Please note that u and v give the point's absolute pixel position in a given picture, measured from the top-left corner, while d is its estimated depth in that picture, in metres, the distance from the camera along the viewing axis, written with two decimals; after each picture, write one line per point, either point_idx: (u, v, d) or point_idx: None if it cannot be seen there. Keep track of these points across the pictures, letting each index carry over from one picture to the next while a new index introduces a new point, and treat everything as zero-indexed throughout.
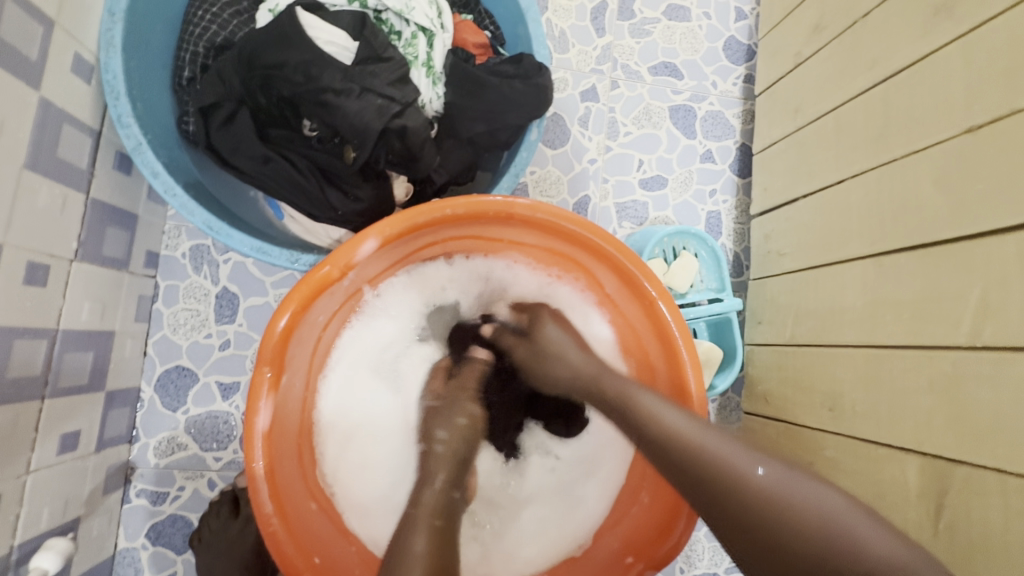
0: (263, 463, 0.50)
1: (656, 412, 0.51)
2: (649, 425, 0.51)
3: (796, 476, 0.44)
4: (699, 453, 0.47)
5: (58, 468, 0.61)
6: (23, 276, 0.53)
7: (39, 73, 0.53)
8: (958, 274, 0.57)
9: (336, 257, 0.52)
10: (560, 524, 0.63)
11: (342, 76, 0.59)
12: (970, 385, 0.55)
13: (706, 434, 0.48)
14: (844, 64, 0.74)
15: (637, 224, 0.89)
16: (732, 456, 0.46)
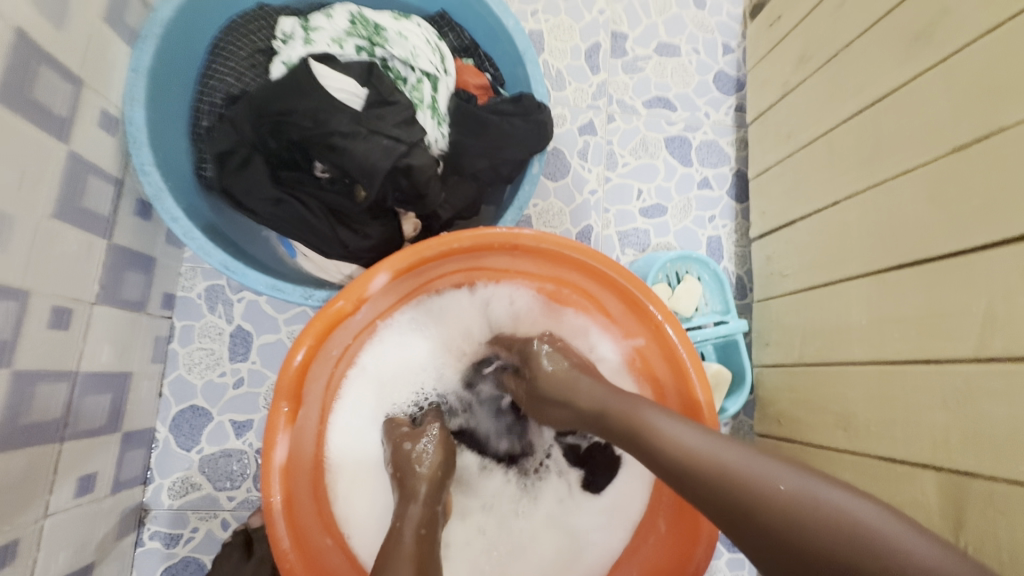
0: (279, 500, 0.51)
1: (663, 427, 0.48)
2: (659, 443, 0.48)
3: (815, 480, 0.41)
4: (722, 470, 0.43)
5: (73, 512, 0.61)
6: (48, 320, 0.55)
7: (67, 127, 0.56)
8: (959, 289, 0.58)
9: (349, 292, 0.54)
10: (570, 561, 0.62)
11: (351, 120, 0.62)
12: (980, 400, 0.55)
13: (722, 447, 0.45)
14: (831, 91, 0.77)
15: (639, 251, 0.91)
16: (750, 467, 0.43)
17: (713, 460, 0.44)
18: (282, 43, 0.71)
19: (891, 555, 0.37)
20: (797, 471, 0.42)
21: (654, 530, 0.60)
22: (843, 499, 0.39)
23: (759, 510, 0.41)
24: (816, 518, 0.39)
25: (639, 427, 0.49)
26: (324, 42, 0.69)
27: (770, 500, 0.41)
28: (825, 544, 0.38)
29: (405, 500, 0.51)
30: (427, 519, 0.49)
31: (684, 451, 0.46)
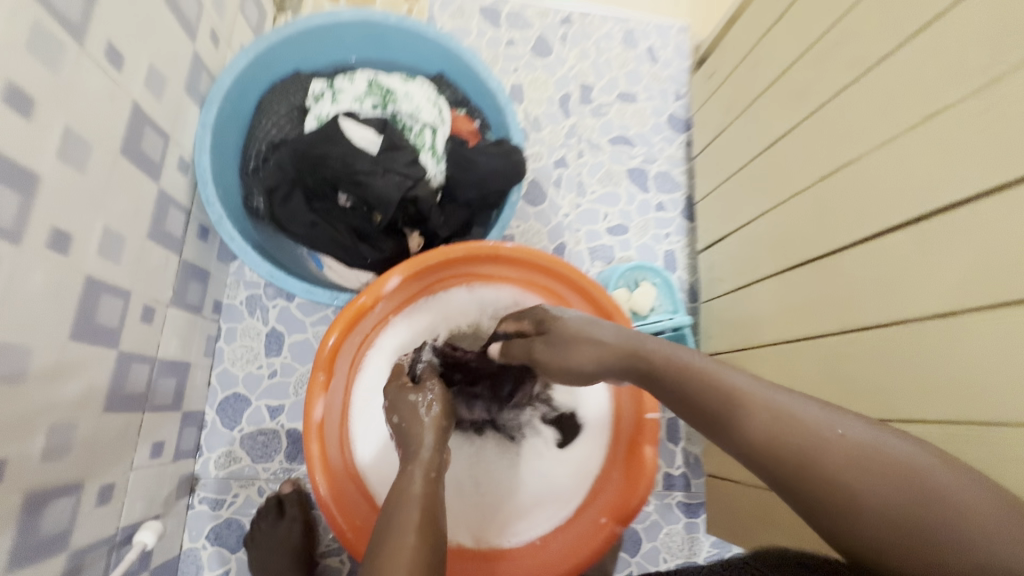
0: (317, 447, 0.67)
1: (717, 372, 0.50)
2: (711, 384, 0.50)
3: (873, 430, 0.43)
4: (778, 413, 0.45)
5: (146, 471, 0.76)
6: (142, 315, 0.72)
7: (159, 170, 0.74)
8: (816, 282, 0.72)
9: (370, 290, 0.71)
10: (543, 506, 0.78)
11: (371, 161, 0.80)
12: (835, 364, 0.68)
13: (774, 393, 0.47)
14: (743, 133, 0.95)
15: (606, 263, 1.09)
16: (806, 414, 0.45)
17: (771, 402, 0.46)
18: (313, 101, 0.91)
19: (949, 501, 0.39)
20: (861, 423, 0.44)
21: (610, 479, 0.77)
22: (901, 449, 0.42)
23: (823, 451, 0.42)
24: (877, 465, 0.41)
25: (690, 371, 0.52)
26: (347, 99, 0.89)
27: (829, 442, 0.43)
28: (883, 486, 0.40)
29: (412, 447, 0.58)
30: (432, 463, 0.56)
31: (736, 391, 0.48)
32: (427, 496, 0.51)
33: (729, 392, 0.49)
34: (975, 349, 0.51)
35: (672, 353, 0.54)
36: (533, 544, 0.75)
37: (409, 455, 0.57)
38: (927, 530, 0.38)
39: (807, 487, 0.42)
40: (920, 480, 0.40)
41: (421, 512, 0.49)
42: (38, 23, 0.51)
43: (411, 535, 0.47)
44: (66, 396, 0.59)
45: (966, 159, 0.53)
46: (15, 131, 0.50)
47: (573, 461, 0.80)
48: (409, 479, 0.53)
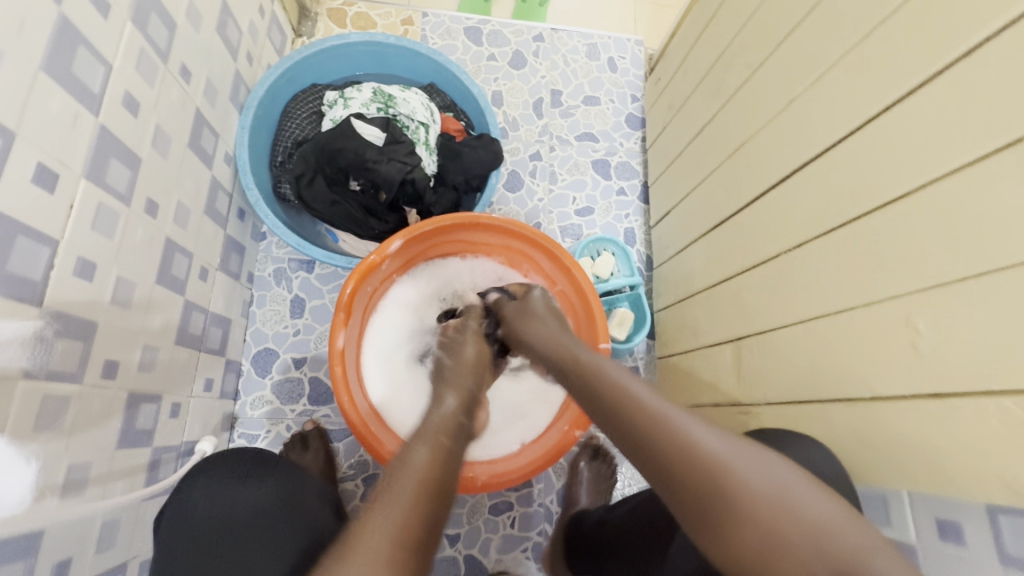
0: (339, 370, 0.86)
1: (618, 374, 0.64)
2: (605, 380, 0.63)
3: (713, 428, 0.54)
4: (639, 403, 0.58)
5: (201, 401, 0.95)
6: (200, 275, 0.92)
7: (212, 161, 0.94)
8: (728, 236, 0.92)
9: (379, 249, 0.91)
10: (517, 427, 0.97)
11: (377, 152, 0.99)
12: (738, 296, 0.87)
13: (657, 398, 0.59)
14: (681, 125, 1.15)
15: (575, 239, 1.29)
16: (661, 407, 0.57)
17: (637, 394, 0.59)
18: (329, 107, 1.11)
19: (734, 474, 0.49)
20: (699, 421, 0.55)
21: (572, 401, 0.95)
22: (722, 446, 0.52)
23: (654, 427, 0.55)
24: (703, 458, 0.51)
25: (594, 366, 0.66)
26: (357, 104, 1.08)
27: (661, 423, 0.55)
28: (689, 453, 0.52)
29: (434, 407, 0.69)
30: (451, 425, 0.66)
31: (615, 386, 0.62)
32: (425, 471, 0.58)
33: (625, 394, 0.60)
34: (815, 262, 0.70)
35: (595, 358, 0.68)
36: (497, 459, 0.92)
37: (420, 430, 0.65)
38: (716, 497, 0.49)
39: (639, 454, 0.55)
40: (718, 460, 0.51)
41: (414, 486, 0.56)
42: (142, 50, 0.72)
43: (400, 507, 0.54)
44: (152, 325, 0.79)
45: (808, 132, 0.73)
46: (129, 126, 0.70)
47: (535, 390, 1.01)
48: (413, 455, 0.60)
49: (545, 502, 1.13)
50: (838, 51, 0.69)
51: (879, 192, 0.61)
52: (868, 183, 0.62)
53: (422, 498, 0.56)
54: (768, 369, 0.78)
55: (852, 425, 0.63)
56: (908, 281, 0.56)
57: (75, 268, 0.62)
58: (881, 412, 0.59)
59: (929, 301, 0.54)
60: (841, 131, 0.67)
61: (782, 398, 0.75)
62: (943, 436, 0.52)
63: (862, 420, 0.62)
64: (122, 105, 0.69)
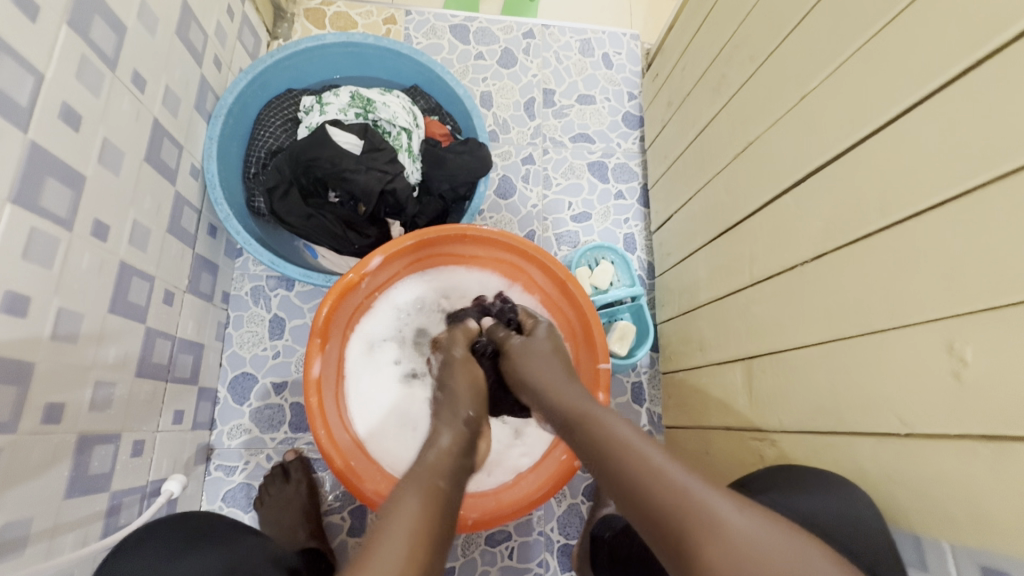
0: (316, 400, 0.79)
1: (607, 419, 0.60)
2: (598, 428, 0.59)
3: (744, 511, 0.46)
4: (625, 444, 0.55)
5: (170, 434, 0.88)
6: (163, 299, 0.85)
7: (175, 174, 0.87)
8: (736, 244, 0.84)
9: (356, 267, 0.83)
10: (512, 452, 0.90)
11: (355, 161, 0.92)
12: (749, 310, 0.80)
13: (646, 445, 0.54)
14: (681, 123, 1.07)
15: (571, 247, 1.22)
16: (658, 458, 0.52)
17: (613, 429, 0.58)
18: (305, 113, 1.04)
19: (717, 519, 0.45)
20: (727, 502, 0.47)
21: None
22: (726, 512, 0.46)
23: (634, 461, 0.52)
24: (687, 502, 0.47)
25: (585, 412, 0.62)
26: (334, 110, 1.01)
27: (638, 456, 0.53)
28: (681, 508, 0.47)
29: (429, 444, 0.63)
30: (441, 468, 0.58)
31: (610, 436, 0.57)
32: (419, 516, 0.51)
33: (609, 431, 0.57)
34: (835, 277, 0.62)
35: (582, 401, 0.64)
36: (486, 493, 0.83)
37: (412, 473, 0.57)
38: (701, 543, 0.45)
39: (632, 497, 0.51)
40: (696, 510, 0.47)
41: (408, 544, 0.48)
42: (84, 56, 0.65)
43: (395, 556, 0.46)
44: (106, 358, 0.71)
45: (823, 130, 0.66)
46: (68, 142, 0.63)
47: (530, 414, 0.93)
48: (404, 503, 0.53)
49: (544, 530, 1.05)
50: (856, 38, 0.62)
51: (908, 199, 0.53)
52: (897, 187, 0.55)
53: (415, 551, 0.48)
54: (784, 394, 0.70)
55: (882, 462, 0.56)
56: (948, 301, 0.49)
57: (2, 305, 0.55)
58: (918, 450, 0.52)
59: (975, 326, 0.46)
60: (863, 127, 0.60)
61: (800, 425, 0.68)
62: (995, 484, 0.45)
63: (894, 458, 0.54)
64: (59, 118, 0.62)
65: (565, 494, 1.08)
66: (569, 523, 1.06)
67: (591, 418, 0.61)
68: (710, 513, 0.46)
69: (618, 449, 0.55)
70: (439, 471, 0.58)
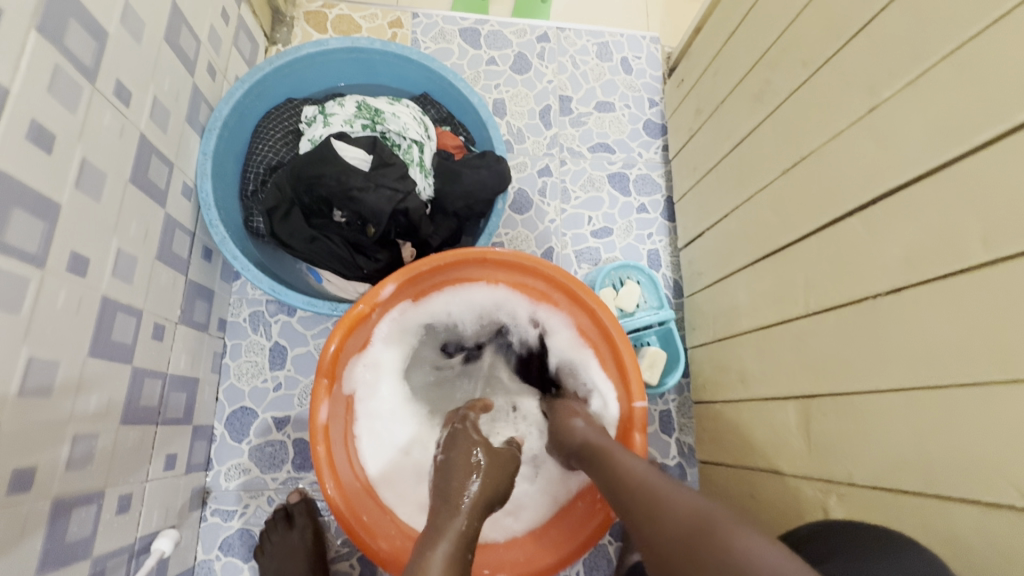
0: (323, 449, 0.72)
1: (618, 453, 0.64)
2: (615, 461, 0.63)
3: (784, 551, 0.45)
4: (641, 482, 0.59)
5: (161, 482, 0.80)
6: (152, 333, 0.76)
7: (165, 196, 0.79)
8: (785, 269, 0.76)
9: (366, 298, 0.76)
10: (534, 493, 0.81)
11: (363, 178, 0.84)
12: (804, 344, 0.72)
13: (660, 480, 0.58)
14: (714, 133, 0.99)
15: (592, 265, 1.14)
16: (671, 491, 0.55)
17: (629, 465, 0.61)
18: (307, 125, 0.96)
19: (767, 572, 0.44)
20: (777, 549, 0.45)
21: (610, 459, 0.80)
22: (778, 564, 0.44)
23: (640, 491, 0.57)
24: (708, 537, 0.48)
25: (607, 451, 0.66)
26: (338, 122, 0.93)
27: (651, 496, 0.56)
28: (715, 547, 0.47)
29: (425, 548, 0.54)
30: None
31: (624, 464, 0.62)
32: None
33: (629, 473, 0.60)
34: (924, 316, 0.54)
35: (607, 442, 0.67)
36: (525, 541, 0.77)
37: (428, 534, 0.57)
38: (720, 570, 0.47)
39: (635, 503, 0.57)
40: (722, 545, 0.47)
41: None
42: (57, 66, 0.57)
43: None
44: (86, 409, 0.63)
45: (900, 147, 0.58)
46: (39, 165, 0.55)
47: None
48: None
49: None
50: (945, 41, 0.54)
51: (1018, 233, 0.46)
52: (1005, 213, 0.47)
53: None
54: (854, 442, 0.63)
55: (988, 535, 0.48)
56: None
57: None
58: None
59: None
60: (958, 144, 0.52)
61: (875, 480, 0.60)
62: None
63: (1004, 532, 0.47)
64: (27, 139, 0.53)
65: None
66: (597, 566, 0.98)
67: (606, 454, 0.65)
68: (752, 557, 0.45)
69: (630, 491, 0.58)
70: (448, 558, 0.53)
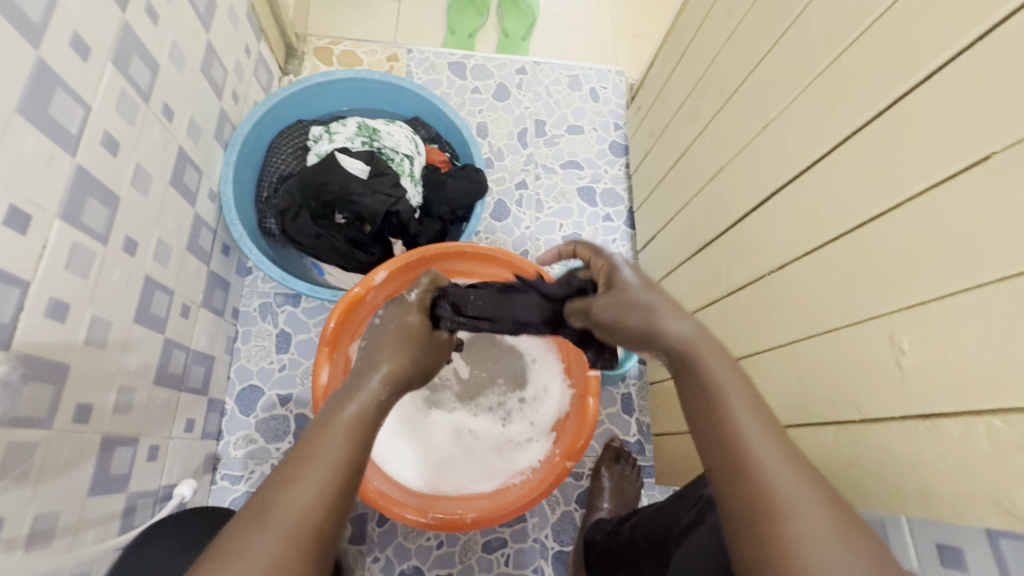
0: (323, 407, 0.86)
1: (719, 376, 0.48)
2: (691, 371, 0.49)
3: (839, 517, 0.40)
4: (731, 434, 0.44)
5: (181, 442, 0.92)
6: (181, 312, 0.90)
7: (194, 197, 0.94)
8: (713, 258, 0.92)
9: (362, 282, 0.90)
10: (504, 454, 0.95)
11: (362, 185, 1.00)
12: (727, 318, 0.86)
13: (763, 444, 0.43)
14: (663, 150, 1.16)
15: (563, 265, 1.29)
16: (758, 453, 0.43)
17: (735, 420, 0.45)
18: (314, 142, 1.12)
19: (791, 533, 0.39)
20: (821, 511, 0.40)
21: (564, 426, 0.95)
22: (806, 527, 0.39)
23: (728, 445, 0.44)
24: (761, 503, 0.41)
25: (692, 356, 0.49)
26: (342, 139, 1.09)
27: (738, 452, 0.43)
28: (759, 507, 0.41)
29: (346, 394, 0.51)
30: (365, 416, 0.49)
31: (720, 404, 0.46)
32: (353, 428, 0.47)
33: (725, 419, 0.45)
34: (799, 283, 0.69)
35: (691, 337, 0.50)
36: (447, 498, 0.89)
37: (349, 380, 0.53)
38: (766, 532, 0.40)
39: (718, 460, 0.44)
40: (774, 511, 0.40)
41: (334, 479, 0.43)
42: (124, 90, 0.73)
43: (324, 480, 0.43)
44: (129, 364, 0.76)
45: (783, 154, 0.74)
46: (108, 165, 0.70)
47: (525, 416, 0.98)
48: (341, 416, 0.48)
49: (539, 538, 1.09)
50: (808, 73, 0.71)
51: (851, 214, 0.61)
52: (845, 201, 0.63)
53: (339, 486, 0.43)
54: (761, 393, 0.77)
55: (843, 447, 0.62)
56: (888, 300, 0.56)
57: (47, 309, 0.61)
58: (873, 435, 0.58)
59: (908, 321, 0.53)
60: (816, 151, 0.68)
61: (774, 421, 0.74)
62: (936, 459, 0.51)
63: (853, 442, 0.61)
64: (101, 145, 0.69)
65: (558, 501, 1.12)
66: (563, 529, 1.09)
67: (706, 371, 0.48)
68: (790, 517, 0.40)
69: (722, 408, 0.46)
70: (370, 406, 0.50)
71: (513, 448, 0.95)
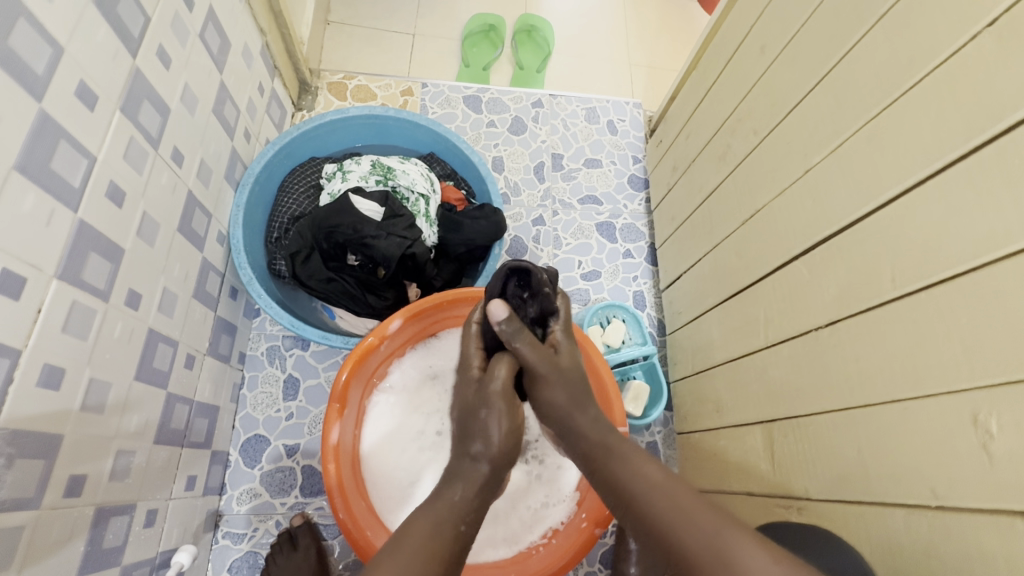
0: (333, 469, 0.79)
1: (635, 467, 0.58)
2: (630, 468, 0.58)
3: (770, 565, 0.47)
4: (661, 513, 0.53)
5: (181, 502, 0.87)
6: (185, 363, 0.86)
7: (202, 242, 0.90)
8: (749, 307, 0.86)
9: (376, 331, 0.86)
10: (525, 517, 0.87)
11: (376, 228, 0.96)
12: (767, 373, 0.80)
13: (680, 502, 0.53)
14: (688, 188, 1.11)
15: (582, 305, 1.24)
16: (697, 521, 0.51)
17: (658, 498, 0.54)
18: (327, 180, 1.09)
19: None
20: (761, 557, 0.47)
21: (588, 485, 0.88)
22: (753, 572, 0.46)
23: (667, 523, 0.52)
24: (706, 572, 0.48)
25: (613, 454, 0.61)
26: (356, 177, 1.05)
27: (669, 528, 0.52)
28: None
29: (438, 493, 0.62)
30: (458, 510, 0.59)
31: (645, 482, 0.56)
32: (456, 515, 0.59)
33: (644, 495, 0.55)
34: (854, 344, 0.64)
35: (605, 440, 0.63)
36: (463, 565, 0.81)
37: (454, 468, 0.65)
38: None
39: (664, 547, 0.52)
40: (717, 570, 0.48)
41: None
42: (132, 137, 0.69)
43: (420, 543, 0.55)
44: (128, 427, 0.71)
45: (830, 202, 0.69)
46: (112, 217, 0.66)
47: (548, 475, 0.90)
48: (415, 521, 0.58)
49: None
50: (857, 119, 0.66)
51: (916, 273, 0.56)
52: (906, 258, 0.58)
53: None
54: (811, 460, 0.70)
55: (915, 534, 0.55)
56: (968, 374, 0.50)
57: (40, 378, 0.56)
58: (951, 525, 0.51)
59: (995, 402, 0.47)
60: (869, 202, 0.63)
61: (828, 493, 0.67)
62: None
63: (926, 531, 0.54)
64: (106, 196, 0.65)
65: (582, 562, 1.05)
66: None
67: (612, 450, 0.61)
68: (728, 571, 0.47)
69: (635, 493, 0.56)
70: (462, 512, 0.60)
71: (535, 510, 0.88)
